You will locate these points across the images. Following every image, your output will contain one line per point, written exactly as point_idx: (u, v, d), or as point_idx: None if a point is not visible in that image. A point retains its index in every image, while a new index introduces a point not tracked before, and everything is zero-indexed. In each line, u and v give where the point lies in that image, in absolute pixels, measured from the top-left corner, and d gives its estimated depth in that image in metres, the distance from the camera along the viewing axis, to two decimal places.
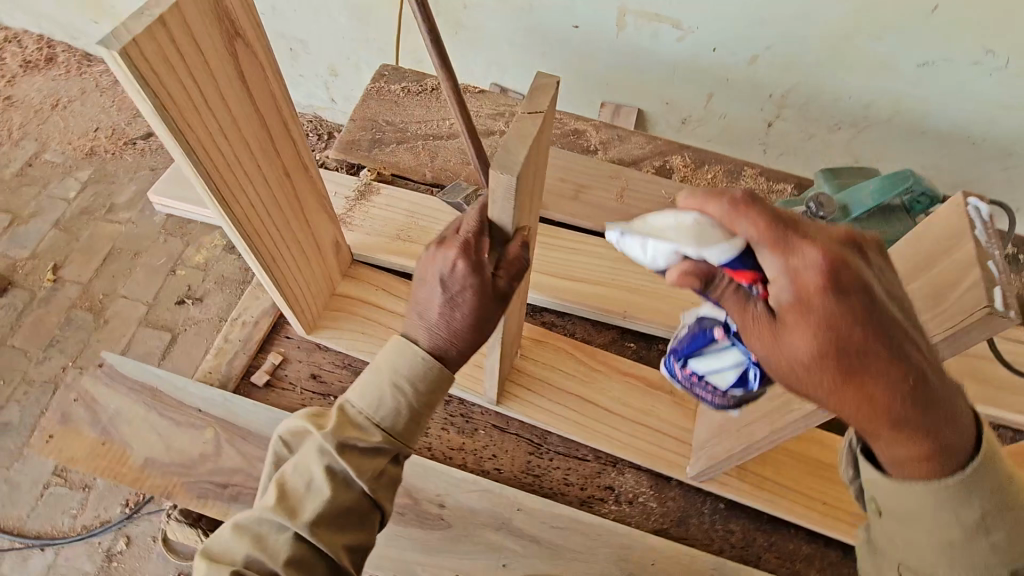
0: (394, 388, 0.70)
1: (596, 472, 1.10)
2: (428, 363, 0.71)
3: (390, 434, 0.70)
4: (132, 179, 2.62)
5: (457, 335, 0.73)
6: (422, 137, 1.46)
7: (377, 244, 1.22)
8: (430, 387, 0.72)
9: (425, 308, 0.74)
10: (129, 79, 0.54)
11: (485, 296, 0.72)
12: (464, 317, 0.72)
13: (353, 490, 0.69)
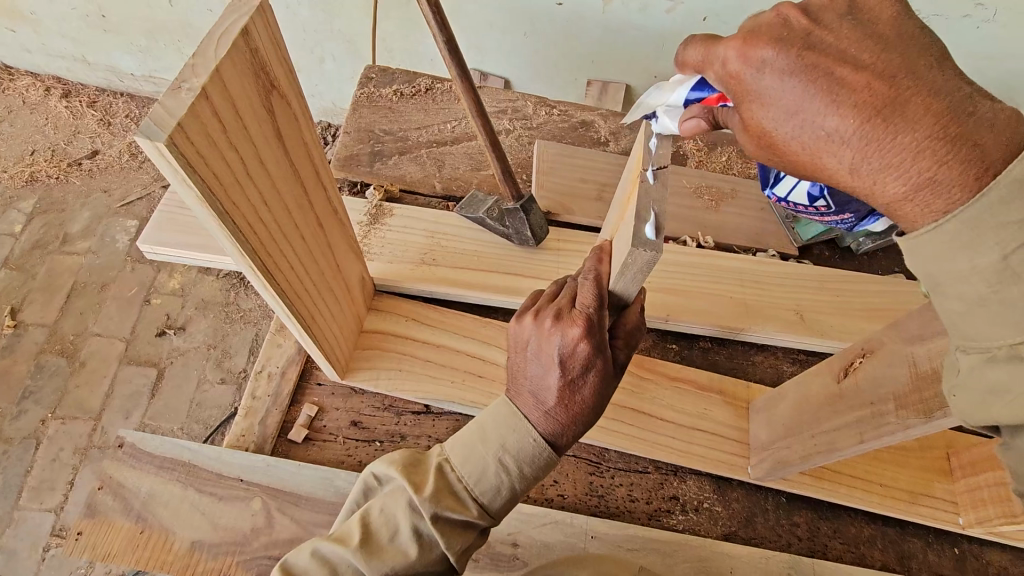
0: (500, 467, 0.64)
1: (659, 483, 1.06)
2: (542, 450, 0.65)
3: (486, 511, 0.64)
4: (84, 204, 2.40)
5: (575, 416, 0.67)
6: (425, 144, 1.39)
7: (401, 271, 1.15)
8: (536, 472, 0.66)
9: (536, 389, 0.68)
10: (174, 169, 0.48)
11: (608, 372, 0.69)
12: (584, 398, 0.67)
13: (438, 558, 0.62)
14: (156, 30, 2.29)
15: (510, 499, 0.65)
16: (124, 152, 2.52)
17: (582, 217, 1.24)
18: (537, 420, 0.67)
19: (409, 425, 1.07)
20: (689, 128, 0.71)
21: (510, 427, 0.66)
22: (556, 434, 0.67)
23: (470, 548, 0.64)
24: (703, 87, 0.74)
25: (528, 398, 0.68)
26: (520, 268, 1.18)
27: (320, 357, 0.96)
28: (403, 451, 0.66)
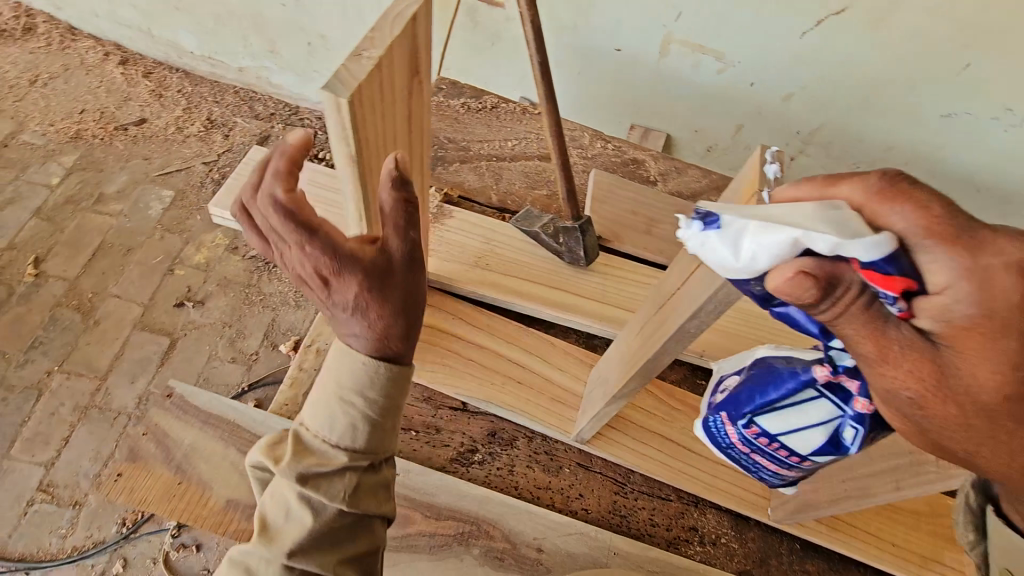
0: (340, 402, 0.66)
1: (680, 512, 1.08)
2: (375, 369, 0.66)
3: (351, 452, 0.67)
4: (123, 168, 2.44)
5: (392, 331, 0.66)
6: (485, 157, 1.46)
7: (455, 271, 1.20)
8: (383, 391, 0.67)
9: (333, 316, 0.66)
10: (343, 126, 0.54)
11: (386, 278, 0.64)
12: (380, 318, 0.65)
13: (334, 514, 0.66)
14: (226, 15, 2.38)
15: (375, 430, 0.68)
16: (170, 125, 2.57)
17: (628, 246, 1.30)
18: (356, 344, 0.67)
19: (445, 419, 1.09)
20: (788, 284, 0.52)
21: (340, 365, 0.67)
22: (384, 345, 0.67)
23: (362, 488, 0.68)
24: (888, 266, 0.51)
25: (337, 325, 0.67)
26: (569, 285, 1.23)
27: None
28: (273, 435, 0.72)
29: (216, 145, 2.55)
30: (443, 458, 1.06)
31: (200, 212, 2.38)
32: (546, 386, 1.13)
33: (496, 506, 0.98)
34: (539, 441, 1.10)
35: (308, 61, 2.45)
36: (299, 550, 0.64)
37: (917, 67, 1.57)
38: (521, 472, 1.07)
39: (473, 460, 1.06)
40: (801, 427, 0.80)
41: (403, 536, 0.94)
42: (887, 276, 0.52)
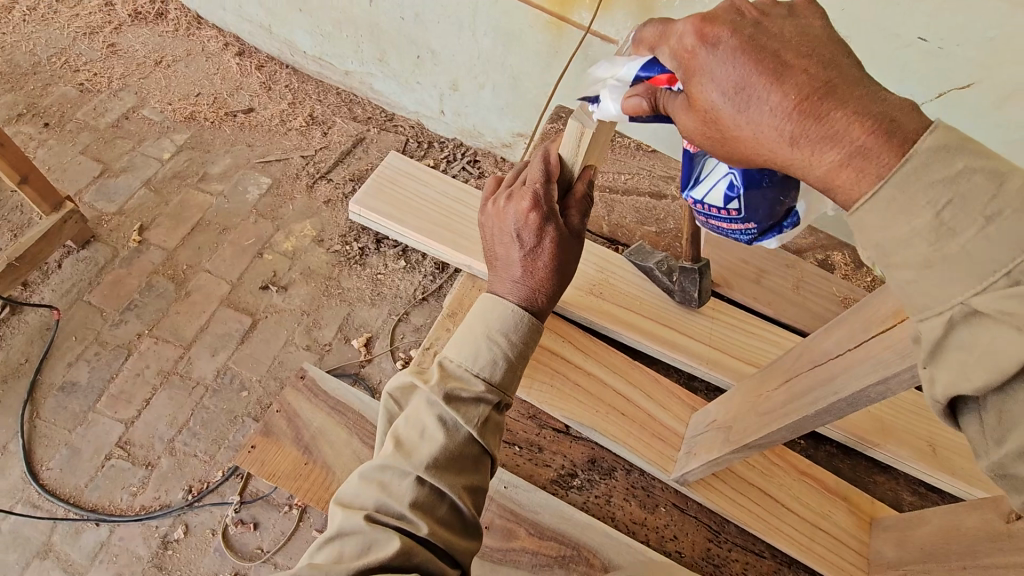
0: (488, 338, 0.66)
1: (774, 570, 1.07)
2: (522, 315, 0.68)
3: (492, 383, 0.65)
4: (228, 151, 2.58)
5: (546, 285, 0.70)
6: (599, 188, 1.50)
7: (570, 295, 1.23)
8: (523, 339, 0.68)
9: (502, 266, 0.72)
10: (578, 142, 0.76)
11: (567, 239, 0.72)
12: (546, 262, 0.70)
13: (464, 439, 0.64)
14: (344, 21, 2.49)
15: (512, 370, 0.67)
16: (275, 117, 2.71)
17: (738, 293, 1.30)
18: (510, 292, 0.70)
19: (548, 439, 1.11)
20: (630, 105, 0.66)
21: (492, 309, 0.68)
22: (532, 300, 0.70)
23: (491, 425, 0.65)
24: (647, 65, 0.67)
25: (498, 273, 0.72)
26: (677, 324, 1.23)
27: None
28: (407, 374, 0.70)
29: (314, 141, 2.66)
30: (543, 478, 1.08)
31: (293, 202, 2.48)
32: (650, 422, 1.12)
33: (595, 533, 0.98)
34: (637, 475, 1.10)
35: (413, 73, 2.55)
36: (431, 472, 0.61)
37: None
38: (618, 503, 1.07)
39: (573, 484, 1.08)
40: (712, 178, 0.79)
41: (506, 550, 0.95)
42: (653, 78, 0.66)
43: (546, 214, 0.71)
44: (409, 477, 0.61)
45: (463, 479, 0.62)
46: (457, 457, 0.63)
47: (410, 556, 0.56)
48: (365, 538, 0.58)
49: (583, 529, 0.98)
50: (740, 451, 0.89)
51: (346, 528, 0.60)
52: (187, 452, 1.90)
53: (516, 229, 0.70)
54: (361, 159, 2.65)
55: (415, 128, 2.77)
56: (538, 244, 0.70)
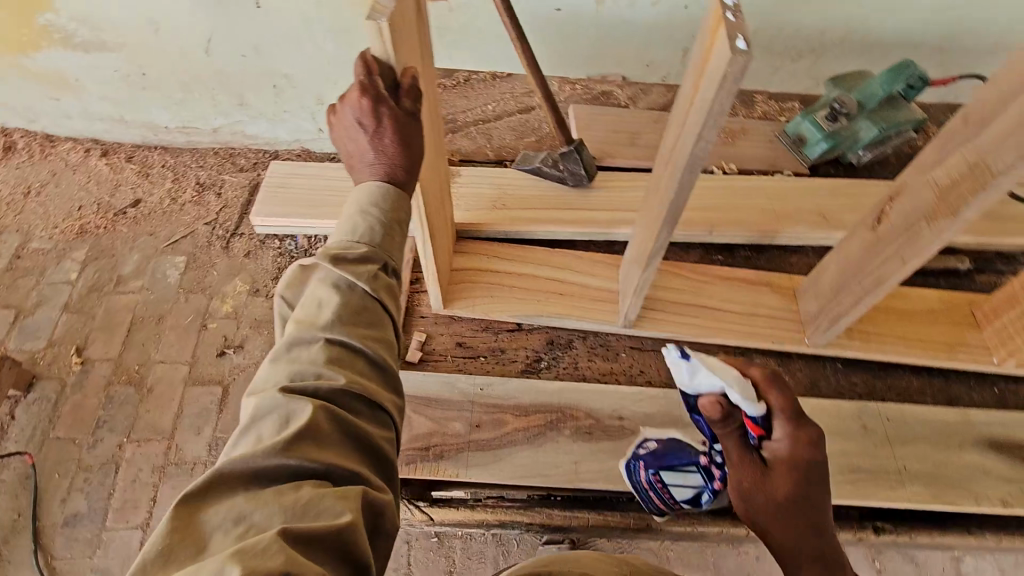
0: (362, 214, 0.69)
1: (732, 363, 1.21)
2: (386, 189, 0.71)
3: (375, 244, 0.67)
4: (133, 247, 2.56)
5: (400, 158, 0.72)
6: (474, 122, 1.60)
7: (480, 216, 1.32)
8: (394, 208, 0.71)
9: (357, 157, 0.74)
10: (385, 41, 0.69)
11: (407, 117, 0.73)
12: (393, 141, 0.71)
13: (361, 296, 0.63)
14: (192, 81, 2.50)
15: (392, 233, 0.70)
16: (165, 198, 2.69)
17: (622, 159, 1.44)
18: (369, 174, 0.73)
19: (506, 340, 1.21)
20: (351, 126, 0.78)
21: (360, 190, 0.72)
22: (391, 174, 0.72)
23: (384, 281, 0.66)
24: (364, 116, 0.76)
25: (354, 163, 0.74)
26: (579, 203, 1.35)
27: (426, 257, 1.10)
28: (292, 267, 0.67)
29: (212, 205, 2.67)
30: (514, 372, 1.17)
31: (216, 267, 2.49)
32: (585, 291, 1.25)
33: (570, 392, 1.10)
34: (592, 338, 1.22)
35: (278, 103, 2.58)
36: (337, 328, 0.60)
37: None
38: (585, 364, 1.19)
39: (542, 366, 1.18)
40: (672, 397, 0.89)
41: (501, 436, 1.04)
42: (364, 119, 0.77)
43: (376, 97, 0.71)
44: (318, 340, 0.59)
45: (372, 331, 0.62)
46: (360, 312, 0.62)
47: (332, 407, 0.54)
48: (282, 411, 0.54)
49: (560, 393, 1.09)
50: (652, 260, 1.01)
51: (260, 409, 0.54)
52: None
53: (355, 120, 0.72)
54: None
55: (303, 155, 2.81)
56: (379, 128, 0.71)
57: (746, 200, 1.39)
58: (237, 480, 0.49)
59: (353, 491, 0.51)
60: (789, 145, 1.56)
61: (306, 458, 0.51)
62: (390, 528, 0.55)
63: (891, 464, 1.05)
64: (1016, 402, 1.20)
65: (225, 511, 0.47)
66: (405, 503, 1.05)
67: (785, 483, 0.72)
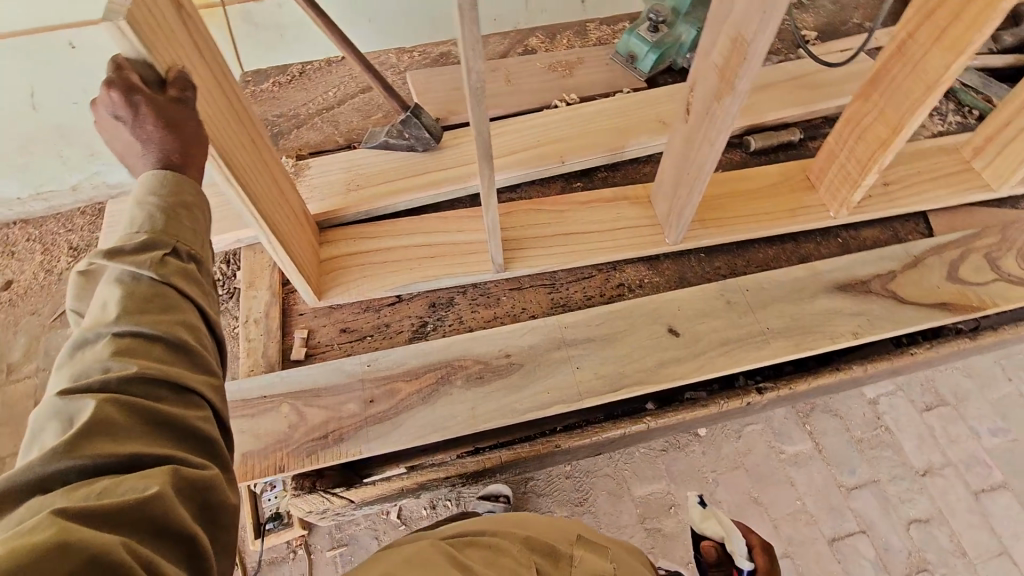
0: (137, 204, 0.68)
1: (605, 278, 1.27)
2: (162, 174, 0.69)
3: (154, 230, 0.66)
4: (16, 331, 2.39)
5: (169, 142, 0.70)
6: (316, 112, 1.56)
7: (337, 202, 1.31)
8: (174, 189, 0.69)
9: (127, 151, 0.71)
10: (133, 45, 0.68)
11: (171, 105, 0.72)
12: (157, 124, 0.69)
13: (148, 285, 0.63)
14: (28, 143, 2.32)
15: (176, 216, 0.69)
16: (38, 272, 2.52)
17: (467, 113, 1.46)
18: (143, 164, 0.70)
19: (389, 314, 1.22)
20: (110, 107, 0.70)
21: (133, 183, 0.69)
22: (166, 159, 0.70)
23: (174, 265, 0.66)
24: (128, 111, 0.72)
25: (127, 158, 0.71)
26: (433, 166, 1.37)
27: (279, 251, 1.06)
28: (73, 277, 0.67)
29: None
30: (404, 342, 1.19)
31: None
32: (456, 249, 1.28)
33: (456, 344, 1.13)
34: (472, 290, 1.25)
35: None
36: (124, 321, 0.60)
37: None
38: (469, 316, 1.22)
39: (429, 329, 1.21)
40: None
41: (397, 403, 1.06)
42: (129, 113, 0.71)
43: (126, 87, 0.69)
44: (103, 337, 0.60)
45: (166, 315, 0.63)
46: (149, 299, 0.62)
47: (117, 398, 0.55)
48: (65, 411, 0.54)
49: (446, 348, 1.12)
50: (491, 201, 1.04)
51: (43, 419, 0.55)
52: None
53: (110, 115, 0.68)
54: None
55: None
56: (137, 114, 0.68)
57: (591, 124, 1.44)
58: (25, 492, 0.50)
59: (159, 470, 0.53)
60: (621, 62, 1.61)
61: (96, 451, 0.52)
62: (218, 501, 0.57)
63: (756, 328, 1.15)
64: (858, 246, 1.32)
65: (11, 517, 0.47)
66: (320, 493, 1.03)
67: None
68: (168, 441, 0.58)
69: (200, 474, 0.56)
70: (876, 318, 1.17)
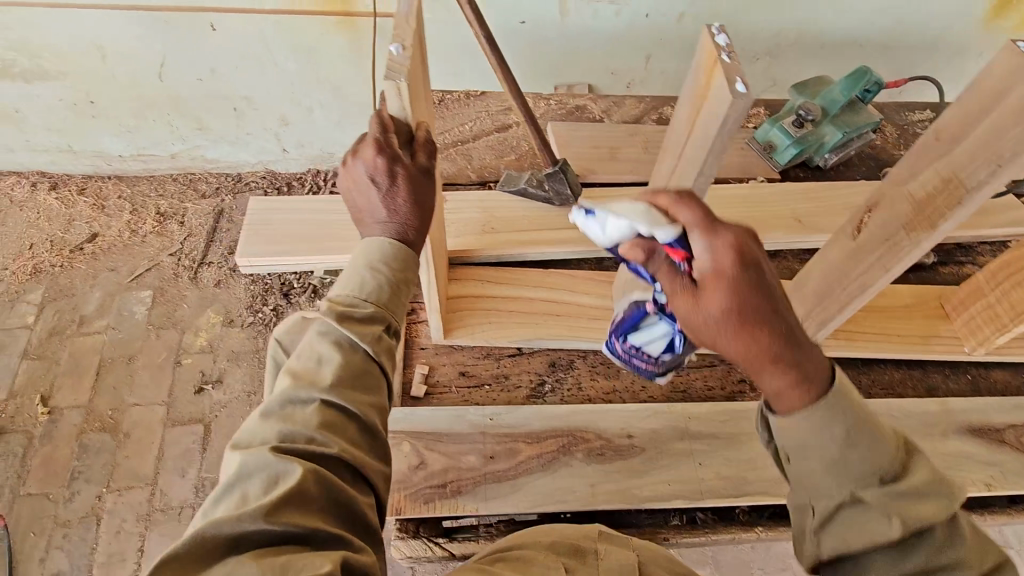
0: (371, 270, 0.76)
1: (727, 370, 1.25)
2: (397, 248, 0.77)
3: (380, 305, 0.76)
4: (93, 285, 2.43)
5: (409, 218, 0.79)
6: (452, 143, 1.58)
7: (472, 242, 1.31)
8: (402, 266, 0.78)
9: (368, 214, 0.79)
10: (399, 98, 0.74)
11: (419, 179, 0.79)
12: (406, 202, 0.78)
13: (361, 359, 0.74)
14: (145, 108, 2.38)
15: (397, 294, 0.77)
16: (124, 230, 2.58)
17: (606, 174, 1.47)
18: (380, 231, 0.79)
19: (508, 366, 1.21)
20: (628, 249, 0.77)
21: (367, 245, 0.77)
22: (402, 235, 0.79)
23: (383, 346, 0.76)
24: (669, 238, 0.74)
25: (365, 219, 0.80)
26: (568, 222, 1.37)
27: (428, 291, 1.10)
28: (294, 317, 0.78)
29: (175, 235, 2.58)
30: (520, 398, 1.18)
31: (185, 299, 2.41)
32: (581, 310, 1.26)
33: (579, 413, 1.12)
34: (593, 356, 1.24)
35: (239, 126, 2.50)
36: (334, 393, 0.70)
37: None
38: (588, 383, 1.21)
39: (546, 389, 1.19)
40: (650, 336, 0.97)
41: (517, 465, 1.05)
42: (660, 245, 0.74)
43: (391, 158, 0.79)
44: (313, 402, 0.70)
45: (366, 396, 0.72)
46: (357, 377, 0.72)
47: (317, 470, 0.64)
48: (274, 467, 0.64)
49: (569, 416, 1.11)
50: (648, 286, 1.03)
51: (252, 466, 0.65)
52: None
53: (369, 178, 0.76)
54: (230, 229, 2.60)
55: (267, 176, 2.76)
56: (393, 188, 0.76)
57: (726, 209, 1.44)
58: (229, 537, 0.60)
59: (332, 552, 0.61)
60: (758, 149, 1.62)
61: (288, 519, 0.61)
62: None
63: None
64: (986, 387, 1.29)
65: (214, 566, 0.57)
66: (425, 539, 1.03)
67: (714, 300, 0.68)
68: (336, 517, 0.66)
69: (361, 558, 0.63)
70: (1006, 472, 1.13)
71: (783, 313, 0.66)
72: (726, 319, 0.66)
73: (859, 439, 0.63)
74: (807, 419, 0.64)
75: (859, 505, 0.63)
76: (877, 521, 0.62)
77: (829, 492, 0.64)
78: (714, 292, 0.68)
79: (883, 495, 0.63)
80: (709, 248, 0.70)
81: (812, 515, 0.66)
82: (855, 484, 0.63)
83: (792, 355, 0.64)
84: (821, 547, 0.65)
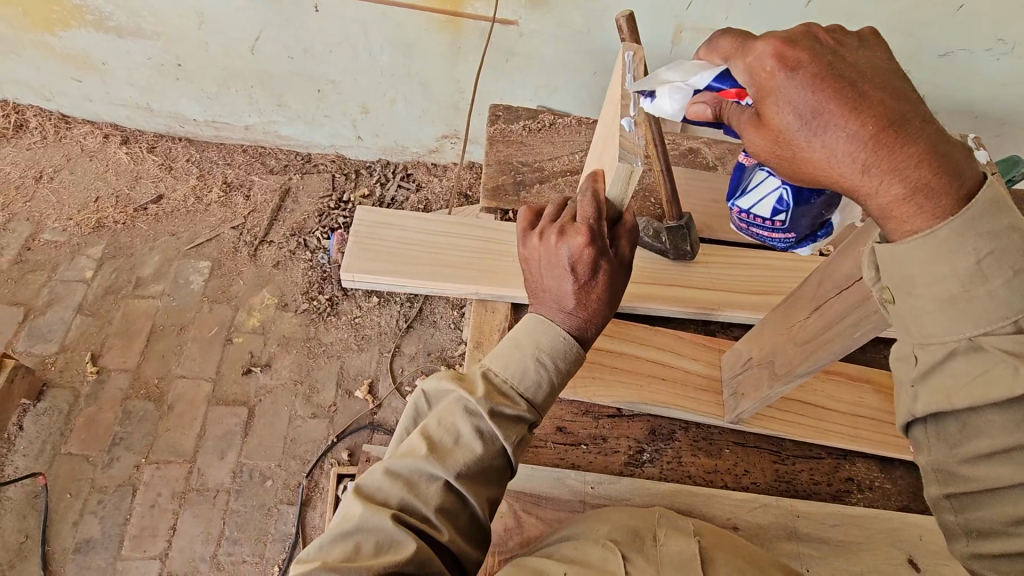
0: (538, 363, 0.71)
1: (834, 466, 1.17)
2: (575, 345, 0.73)
3: (533, 404, 0.70)
4: (153, 248, 2.41)
5: (595, 314, 0.75)
6: (560, 173, 1.51)
7: None
8: (569, 367, 0.73)
9: (553, 297, 0.76)
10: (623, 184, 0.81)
11: (616, 271, 0.77)
12: (600, 293, 0.75)
13: (497, 452, 0.68)
14: (230, 77, 2.34)
15: (553, 396, 0.72)
16: (189, 196, 2.55)
17: (721, 232, 1.40)
18: (562, 320, 0.75)
19: (608, 427, 1.15)
20: (695, 111, 0.78)
21: (543, 333, 0.73)
22: (584, 331, 0.75)
23: (523, 442, 0.71)
24: (724, 79, 0.74)
25: (547, 302, 0.76)
26: (681, 280, 1.30)
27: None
28: (445, 368, 0.73)
29: (239, 208, 2.54)
30: (617, 464, 1.11)
31: (242, 276, 2.37)
32: (688, 378, 1.19)
33: (682, 494, 1.06)
34: (695, 429, 1.17)
35: (318, 108, 2.45)
36: (463, 481, 0.66)
37: (908, 32, 1.60)
38: (688, 459, 1.14)
39: (645, 459, 1.12)
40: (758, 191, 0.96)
41: None
42: (724, 90, 0.75)
43: (599, 249, 0.76)
44: (438, 480, 0.66)
45: (488, 492, 0.68)
46: (488, 470, 0.68)
47: (428, 564, 0.61)
48: (389, 537, 0.61)
49: (672, 495, 1.05)
50: (782, 385, 0.96)
51: (368, 524, 0.62)
52: (235, 561, 1.86)
53: (569, 260, 0.75)
54: (294, 210, 2.56)
55: (337, 161, 2.71)
56: (590, 277, 0.74)
57: None
58: None
59: None
60: None
61: None
62: None
63: None
64: None
65: None
66: None
67: (851, 154, 0.63)
68: None
69: None
70: None
71: (872, 93, 0.63)
72: (818, 134, 0.64)
73: (1001, 249, 0.59)
74: (926, 240, 0.61)
75: (1012, 451, 0.59)
76: (1005, 291, 0.59)
77: (939, 334, 0.62)
78: (782, 99, 0.67)
79: (1012, 338, 0.59)
80: (746, 69, 0.70)
81: (950, 425, 0.64)
82: (1021, 423, 0.58)
83: (890, 132, 0.61)
84: (957, 470, 0.63)
